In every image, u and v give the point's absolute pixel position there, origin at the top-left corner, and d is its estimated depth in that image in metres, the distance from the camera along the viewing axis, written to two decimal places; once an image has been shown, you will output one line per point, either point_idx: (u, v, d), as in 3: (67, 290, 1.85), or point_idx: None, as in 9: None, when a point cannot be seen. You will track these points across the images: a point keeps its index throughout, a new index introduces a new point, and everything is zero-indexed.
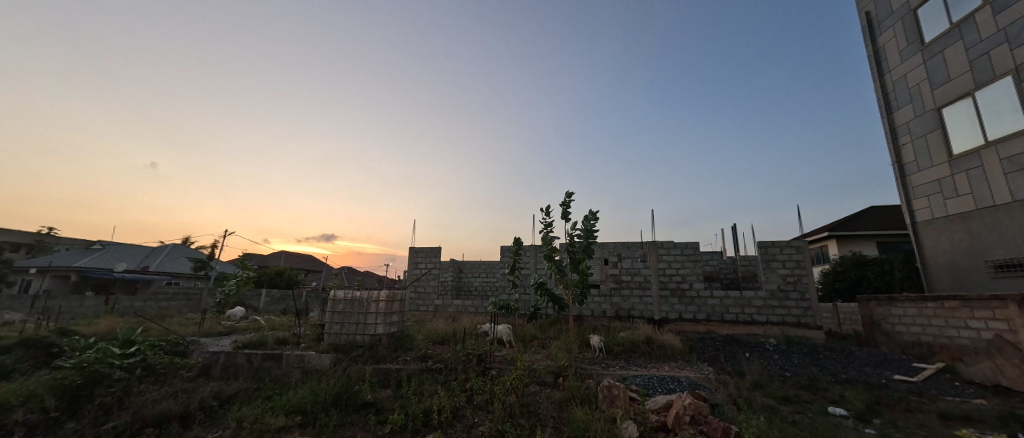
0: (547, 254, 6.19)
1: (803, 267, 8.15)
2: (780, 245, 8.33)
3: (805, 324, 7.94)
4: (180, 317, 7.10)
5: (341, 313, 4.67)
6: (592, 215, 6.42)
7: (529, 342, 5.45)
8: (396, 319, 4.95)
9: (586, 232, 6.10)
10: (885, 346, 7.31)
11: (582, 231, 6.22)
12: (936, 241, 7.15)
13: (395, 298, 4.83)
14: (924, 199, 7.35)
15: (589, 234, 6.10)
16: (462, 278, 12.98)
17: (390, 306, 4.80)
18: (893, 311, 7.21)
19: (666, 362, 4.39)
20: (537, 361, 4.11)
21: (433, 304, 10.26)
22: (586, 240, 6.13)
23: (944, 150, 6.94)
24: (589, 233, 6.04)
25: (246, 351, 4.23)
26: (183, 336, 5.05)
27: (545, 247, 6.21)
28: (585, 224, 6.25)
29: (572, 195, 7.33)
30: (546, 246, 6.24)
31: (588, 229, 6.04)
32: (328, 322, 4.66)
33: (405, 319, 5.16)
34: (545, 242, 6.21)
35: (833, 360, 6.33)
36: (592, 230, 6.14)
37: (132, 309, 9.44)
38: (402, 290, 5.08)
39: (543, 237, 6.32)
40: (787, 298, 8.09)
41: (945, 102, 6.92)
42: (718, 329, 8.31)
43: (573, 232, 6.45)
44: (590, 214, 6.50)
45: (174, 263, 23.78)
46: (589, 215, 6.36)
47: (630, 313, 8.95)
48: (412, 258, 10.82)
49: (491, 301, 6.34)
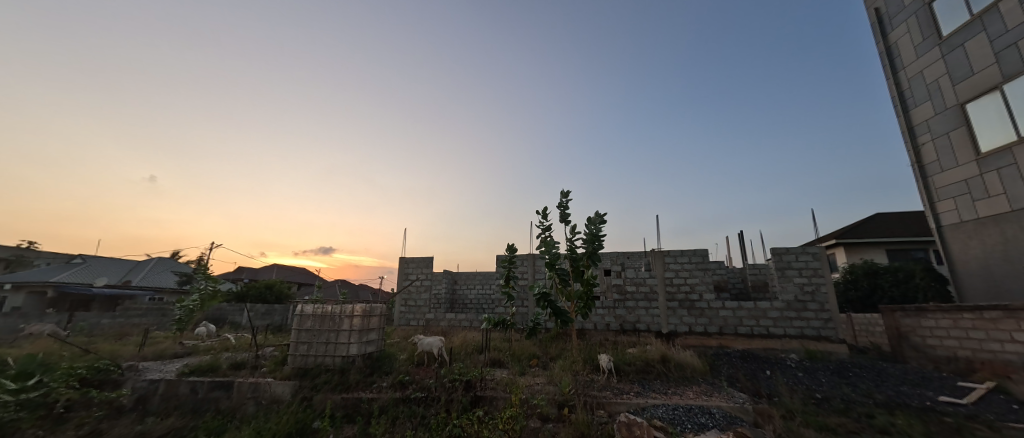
0: (547, 261, 5.52)
1: (822, 275, 7.57)
2: (795, 251, 7.77)
3: (827, 337, 7.32)
4: (140, 337, 6.40)
5: (309, 331, 4.03)
6: (597, 217, 5.76)
7: (528, 363, 4.80)
8: (374, 337, 4.33)
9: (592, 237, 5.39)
10: (916, 361, 6.70)
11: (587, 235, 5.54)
12: (965, 245, 6.63)
13: (371, 313, 4.22)
14: (949, 201, 6.86)
15: (595, 239, 5.38)
16: (456, 291, 12.32)
17: (366, 323, 4.17)
18: (923, 323, 6.63)
19: (688, 386, 3.76)
20: (536, 388, 3.45)
21: (424, 318, 9.57)
22: (592, 246, 5.41)
23: (970, 148, 6.50)
24: (594, 237, 5.33)
25: (190, 379, 3.58)
26: (128, 359, 4.38)
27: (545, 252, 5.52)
28: (589, 228, 5.57)
29: (570, 195, 6.72)
30: (546, 252, 5.55)
31: (593, 233, 5.34)
32: (294, 342, 4.01)
33: (384, 336, 4.52)
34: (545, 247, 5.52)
35: (865, 379, 5.70)
36: (598, 233, 5.45)
37: (96, 327, 8.69)
38: (381, 303, 4.46)
39: (543, 242, 5.62)
40: (805, 309, 7.49)
41: (969, 97, 6.50)
42: (732, 343, 7.69)
43: (575, 237, 5.78)
44: (596, 215, 5.86)
45: (159, 277, 22.90)
46: (594, 217, 5.71)
47: (636, 326, 8.31)
48: (402, 269, 10.16)
49: (486, 318, 5.71)
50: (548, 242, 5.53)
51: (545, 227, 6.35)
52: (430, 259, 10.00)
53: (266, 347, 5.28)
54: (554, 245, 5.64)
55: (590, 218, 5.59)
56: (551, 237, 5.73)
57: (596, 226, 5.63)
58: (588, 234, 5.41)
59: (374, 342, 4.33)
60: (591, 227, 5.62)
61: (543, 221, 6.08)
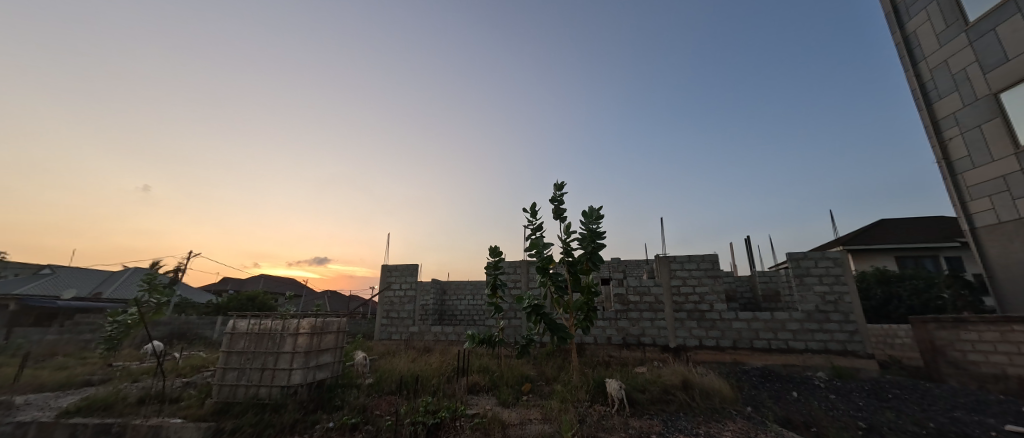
0: (538, 265, 4.66)
1: (844, 283, 6.87)
2: (814, 256, 7.08)
3: (854, 352, 6.56)
4: (65, 359, 5.46)
5: (241, 354, 3.21)
6: (594, 212, 4.93)
7: (519, 390, 3.99)
8: (328, 360, 3.51)
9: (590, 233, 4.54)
10: (955, 379, 5.97)
11: (583, 233, 4.71)
12: (1006, 249, 5.96)
13: (321, 329, 3.41)
14: (985, 200, 6.23)
15: (594, 237, 4.53)
16: (445, 302, 11.47)
17: (315, 342, 3.36)
18: (962, 337, 5.90)
19: (721, 424, 2.96)
20: (525, 429, 2.65)
21: (407, 331, 8.68)
22: (591, 245, 4.53)
23: (1007, 141, 5.89)
24: (593, 236, 4.49)
25: (73, 421, 2.74)
26: (15, 393, 3.48)
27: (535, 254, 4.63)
28: (587, 227, 4.73)
29: (561, 188, 5.94)
30: (537, 256, 4.70)
31: (592, 231, 4.51)
32: (222, 369, 3.18)
33: (340, 359, 3.69)
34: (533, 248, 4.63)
35: (908, 403, 4.95)
36: (596, 231, 4.62)
37: (34, 345, 7.67)
38: (336, 317, 3.65)
39: (531, 243, 4.77)
40: (827, 320, 6.77)
41: (1003, 85, 5.93)
42: (747, 359, 6.91)
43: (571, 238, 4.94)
44: (593, 210, 5.03)
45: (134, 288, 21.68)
46: (592, 212, 4.89)
47: (640, 340, 7.50)
48: (384, 277, 9.29)
49: (470, 335, 4.90)
50: (537, 242, 4.67)
51: (535, 227, 5.51)
52: (414, 267, 9.14)
53: (206, 372, 4.39)
54: (546, 247, 4.80)
55: (587, 212, 4.75)
56: (541, 238, 4.89)
57: (593, 223, 4.80)
58: (585, 232, 4.56)
59: (330, 365, 3.54)
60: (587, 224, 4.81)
61: (531, 220, 5.25)
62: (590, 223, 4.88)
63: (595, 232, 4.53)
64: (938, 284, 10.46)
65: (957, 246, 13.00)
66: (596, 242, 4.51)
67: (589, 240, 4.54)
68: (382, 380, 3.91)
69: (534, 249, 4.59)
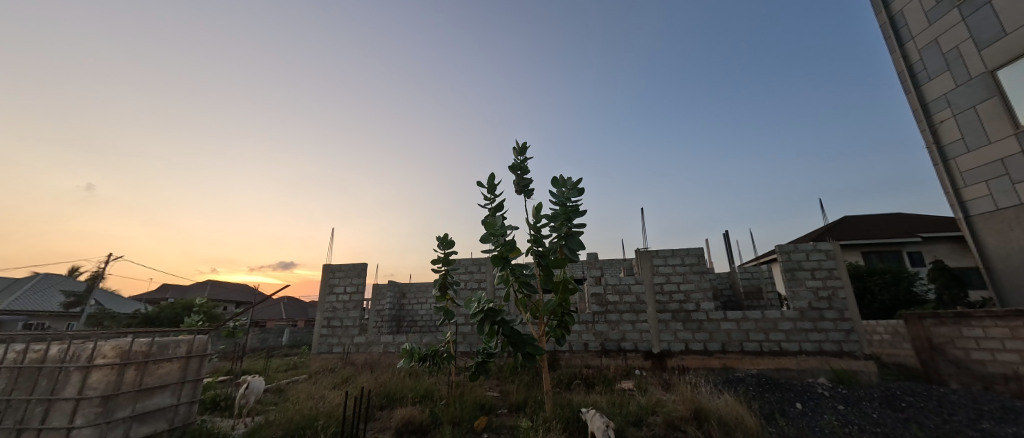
0: (493, 255, 3.19)
1: (837, 277, 6.29)
2: (805, 249, 6.47)
3: (850, 353, 5.97)
4: None
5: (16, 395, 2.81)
6: (569, 182, 3.68)
7: (468, 429, 2.88)
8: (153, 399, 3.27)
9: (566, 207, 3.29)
10: (956, 380, 5.51)
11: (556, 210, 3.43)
12: (1006, 238, 5.56)
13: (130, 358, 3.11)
14: (981, 185, 5.82)
15: (570, 213, 3.31)
16: (403, 306, 10.20)
17: (121, 381, 3.04)
18: (965, 334, 5.44)
19: None
20: None
21: (351, 343, 7.32)
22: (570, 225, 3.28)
23: (1006, 121, 5.48)
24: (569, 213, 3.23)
25: None
26: None
27: (490, 238, 3.18)
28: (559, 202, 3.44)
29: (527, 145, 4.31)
30: (495, 240, 3.22)
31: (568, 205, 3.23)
32: None
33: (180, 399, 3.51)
34: (488, 230, 3.19)
35: (927, 412, 4.28)
36: (575, 207, 3.38)
37: None
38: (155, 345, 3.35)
39: (488, 221, 3.21)
40: (821, 319, 6.15)
41: (1001, 62, 5.53)
42: (738, 364, 6.17)
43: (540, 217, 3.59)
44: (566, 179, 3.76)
45: (40, 301, 18.83)
46: (568, 182, 3.65)
47: (620, 345, 6.58)
48: (325, 279, 7.85)
49: (406, 354, 3.68)
50: (496, 220, 3.20)
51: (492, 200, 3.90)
52: (363, 266, 7.77)
53: None
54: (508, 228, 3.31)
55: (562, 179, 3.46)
56: (499, 215, 3.41)
57: (570, 194, 3.57)
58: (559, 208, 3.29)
59: (163, 408, 3.33)
60: (562, 195, 3.55)
61: (487, 193, 3.69)
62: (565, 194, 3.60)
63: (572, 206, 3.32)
64: (906, 278, 10.44)
65: (918, 241, 13.26)
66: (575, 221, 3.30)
67: (565, 216, 3.28)
68: (256, 432, 2.71)
69: (490, 232, 3.13)
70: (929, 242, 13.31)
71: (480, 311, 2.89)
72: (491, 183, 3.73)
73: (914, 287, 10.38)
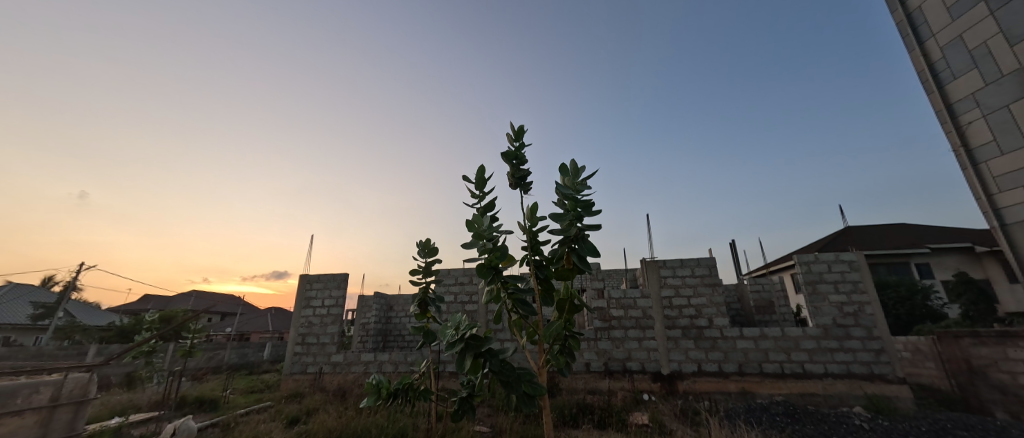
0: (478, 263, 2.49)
1: (862, 291, 5.72)
2: (827, 259, 5.90)
3: (881, 377, 5.36)
4: None
5: None
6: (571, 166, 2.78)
7: None
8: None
9: (573, 200, 2.59)
10: (1002, 408, 4.91)
11: (562, 205, 2.65)
12: None
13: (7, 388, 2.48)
14: None
15: (577, 209, 2.54)
16: (390, 320, 9.48)
17: None
18: (1011, 356, 4.85)
19: None
20: None
21: (328, 363, 6.59)
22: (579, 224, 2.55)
23: None
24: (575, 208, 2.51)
25: None
26: None
27: (474, 242, 2.53)
28: (562, 195, 2.62)
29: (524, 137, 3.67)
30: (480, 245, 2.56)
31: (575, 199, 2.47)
32: None
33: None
34: (473, 231, 2.54)
35: None
36: (584, 200, 2.58)
37: None
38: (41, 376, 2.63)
39: (473, 222, 2.58)
40: (848, 337, 5.56)
41: None
42: (758, 388, 5.54)
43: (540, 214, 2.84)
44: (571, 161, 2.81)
45: (9, 311, 17.83)
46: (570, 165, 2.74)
47: (625, 366, 5.93)
48: (301, 291, 7.14)
49: (369, 392, 2.98)
50: (483, 218, 2.58)
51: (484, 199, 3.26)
52: (343, 276, 7.09)
53: None
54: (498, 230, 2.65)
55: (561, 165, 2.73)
56: (489, 216, 2.75)
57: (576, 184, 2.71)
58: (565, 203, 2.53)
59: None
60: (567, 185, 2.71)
61: (474, 189, 3.06)
62: (569, 183, 2.71)
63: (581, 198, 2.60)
64: (921, 292, 9.94)
65: (926, 253, 12.82)
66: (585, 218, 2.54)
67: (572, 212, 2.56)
68: None
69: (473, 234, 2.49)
70: (938, 254, 12.89)
71: (459, 340, 2.18)
72: (479, 177, 3.07)
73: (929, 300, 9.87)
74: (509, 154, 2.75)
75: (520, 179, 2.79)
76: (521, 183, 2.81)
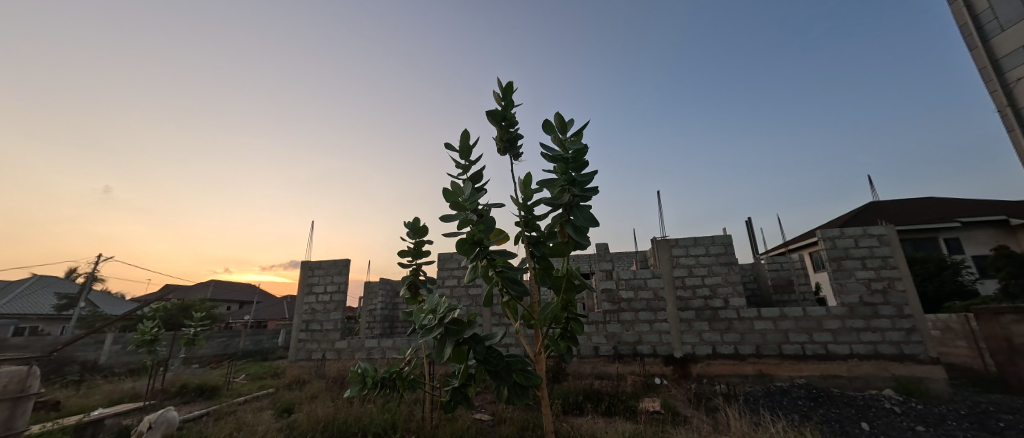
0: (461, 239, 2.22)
1: (892, 266, 5.31)
2: (853, 233, 5.48)
3: (912, 357, 5.01)
4: None
5: None
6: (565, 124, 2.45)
7: None
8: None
9: (567, 164, 2.27)
10: None
11: (555, 169, 2.35)
12: None
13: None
14: None
15: (571, 174, 2.24)
16: (396, 306, 9.39)
17: None
18: None
19: None
20: None
21: (332, 349, 6.51)
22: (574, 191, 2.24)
23: None
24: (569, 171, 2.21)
25: None
26: None
27: (455, 216, 2.27)
28: (554, 157, 2.32)
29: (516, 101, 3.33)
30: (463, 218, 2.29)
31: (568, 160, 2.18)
32: None
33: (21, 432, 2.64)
34: (452, 203, 2.27)
35: None
36: (579, 163, 2.28)
37: None
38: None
39: (454, 192, 2.29)
40: (876, 316, 5.20)
41: None
42: (777, 370, 5.26)
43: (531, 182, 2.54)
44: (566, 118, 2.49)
45: (34, 303, 18.44)
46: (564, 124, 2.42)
47: (636, 349, 5.69)
48: (303, 278, 7.03)
49: (353, 382, 2.78)
50: (463, 188, 2.29)
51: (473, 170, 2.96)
52: (344, 262, 6.93)
53: None
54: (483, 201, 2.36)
55: (554, 123, 2.42)
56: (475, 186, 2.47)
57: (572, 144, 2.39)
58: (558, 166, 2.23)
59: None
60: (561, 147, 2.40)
61: (461, 158, 2.77)
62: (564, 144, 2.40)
63: (575, 161, 2.27)
64: (951, 267, 9.39)
65: (956, 226, 12.11)
66: (582, 185, 2.24)
67: (564, 177, 2.25)
68: None
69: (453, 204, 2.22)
70: (969, 228, 12.17)
71: (438, 326, 1.93)
72: (465, 143, 2.77)
73: (960, 276, 9.33)
74: (494, 114, 2.44)
75: (507, 142, 2.50)
76: (510, 148, 2.52)
